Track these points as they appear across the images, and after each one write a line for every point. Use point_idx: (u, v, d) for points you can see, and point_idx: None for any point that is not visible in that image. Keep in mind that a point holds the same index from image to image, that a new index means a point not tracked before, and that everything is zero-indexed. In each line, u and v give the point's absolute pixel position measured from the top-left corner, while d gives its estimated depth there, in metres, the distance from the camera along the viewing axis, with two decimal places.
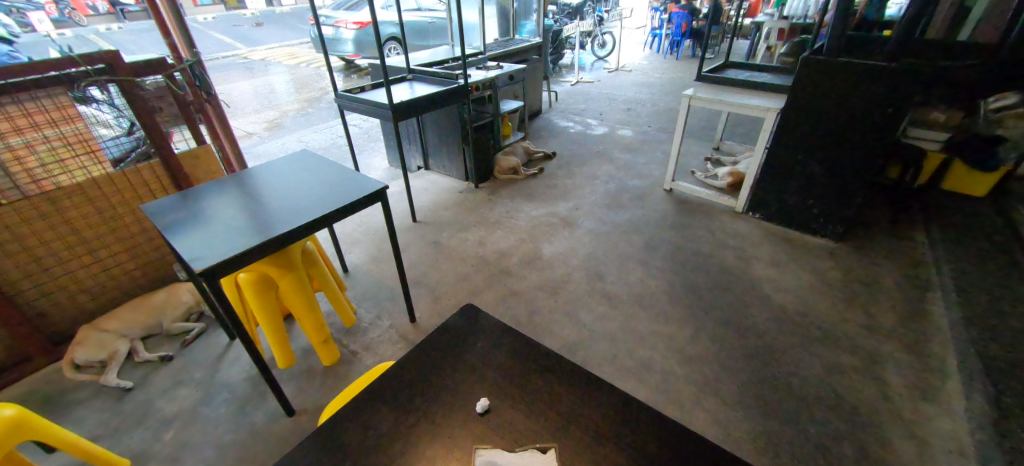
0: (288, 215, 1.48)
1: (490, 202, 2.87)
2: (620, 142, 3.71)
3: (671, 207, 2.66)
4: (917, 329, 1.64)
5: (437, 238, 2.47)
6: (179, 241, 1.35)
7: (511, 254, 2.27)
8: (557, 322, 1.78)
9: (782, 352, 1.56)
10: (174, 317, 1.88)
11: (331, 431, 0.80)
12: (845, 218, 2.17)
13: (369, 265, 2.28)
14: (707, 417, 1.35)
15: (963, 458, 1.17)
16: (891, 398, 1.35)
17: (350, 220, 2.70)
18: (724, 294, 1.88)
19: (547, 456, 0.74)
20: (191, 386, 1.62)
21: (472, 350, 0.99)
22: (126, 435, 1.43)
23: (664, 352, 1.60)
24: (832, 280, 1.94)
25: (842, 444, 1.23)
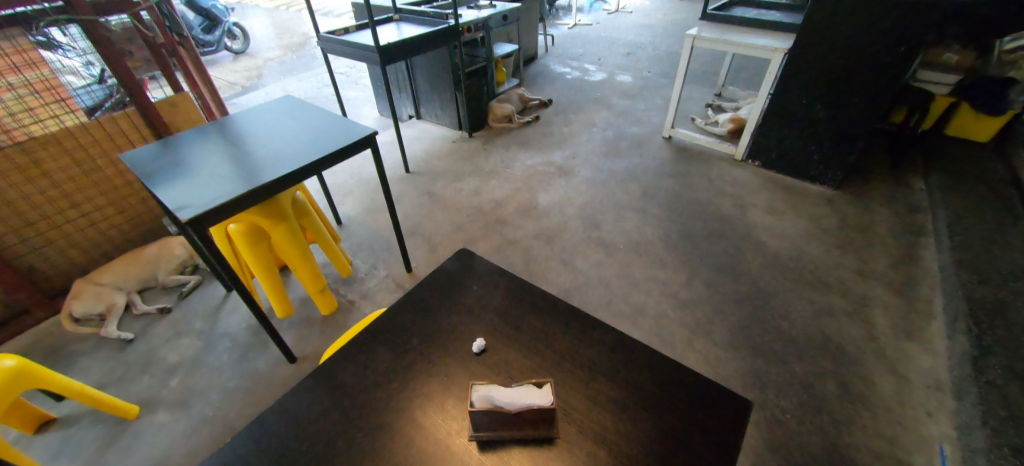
0: (273, 162, 1.42)
1: (484, 151, 2.79)
2: (618, 87, 3.56)
3: (670, 155, 2.60)
4: (907, 273, 1.66)
5: (431, 188, 2.42)
6: (163, 190, 1.31)
7: (506, 203, 2.24)
8: (553, 270, 1.79)
9: (774, 296, 1.59)
10: (169, 269, 1.86)
11: (330, 373, 0.81)
12: (846, 164, 2.12)
13: (363, 216, 2.25)
14: (699, 357, 1.39)
15: (940, 392, 1.23)
16: (876, 338, 1.40)
17: (342, 171, 2.63)
18: (720, 241, 1.89)
19: (545, 389, 0.67)
20: (192, 335, 1.64)
21: (468, 294, 0.98)
22: (132, 383, 1.47)
23: (658, 297, 1.63)
24: (828, 227, 1.95)
25: (826, 381, 1.28)
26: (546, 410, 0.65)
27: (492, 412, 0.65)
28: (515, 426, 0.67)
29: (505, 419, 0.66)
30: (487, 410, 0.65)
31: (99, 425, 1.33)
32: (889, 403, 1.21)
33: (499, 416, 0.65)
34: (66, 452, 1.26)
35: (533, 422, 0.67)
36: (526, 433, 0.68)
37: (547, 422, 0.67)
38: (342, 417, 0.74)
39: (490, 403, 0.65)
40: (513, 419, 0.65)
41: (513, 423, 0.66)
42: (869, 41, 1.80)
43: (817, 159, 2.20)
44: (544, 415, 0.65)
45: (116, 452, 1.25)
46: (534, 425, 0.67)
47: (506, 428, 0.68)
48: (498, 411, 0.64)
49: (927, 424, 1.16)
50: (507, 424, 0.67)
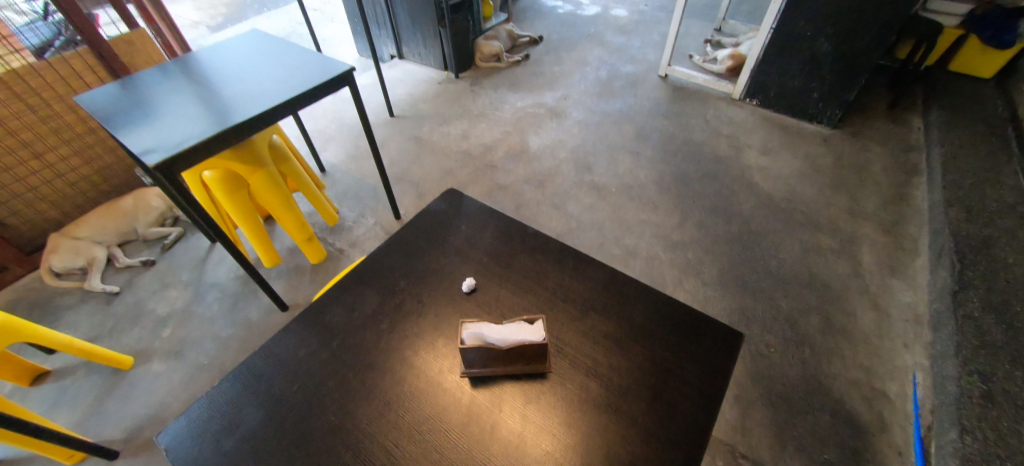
0: (243, 102, 1.31)
1: (471, 93, 2.63)
2: (613, 21, 3.32)
3: (666, 94, 2.49)
4: (896, 211, 1.67)
5: (417, 132, 2.31)
6: (126, 134, 1.21)
7: (496, 147, 2.15)
8: (544, 214, 1.76)
9: (764, 236, 1.59)
10: (148, 222, 1.78)
11: (317, 315, 0.80)
12: (846, 102, 2.05)
13: (346, 163, 2.15)
14: (688, 296, 1.42)
15: (917, 324, 1.29)
16: (861, 275, 1.43)
17: (321, 116, 2.48)
18: (713, 182, 1.86)
19: (537, 325, 0.66)
20: (180, 286, 1.62)
21: (457, 235, 0.95)
22: (124, 334, 1.46)
23: (649, 239, 1.62)
24: (822, 167, 1.92)
25: (809, 316, 1.32)
26: (538, 345, 0.65)
27: (483, 349, 0.64)
28: (507, 362, 0.67)
29: (497, 355, 0.66)
30: (478, 347, 0.64)
31: (95, 375, 1.33)
32: (869, 335, 1.26)
33: (490, 352, 0.65)
34: (65, 401, 1.28)
35: (524, 357, 0.67)
36: (518, 369, 0.69)
37: (539, 357, 0.67)
38: (332, 358, 0.73)
39: (481, 340, 0.64)
40: (505, 354, 0.65)
41: (505, 358, 0.66)
42: None
43: (817, 97, 2.12)
44: (536, 350, 0.65)
45: (117, 400, 1.27)
46: (526, 360, 0.68)
47: (499, 364, 0.68)
48: (490, 348, 0.64)
49: (903, 354, 1.22)
50: (499, 360, 0.67)
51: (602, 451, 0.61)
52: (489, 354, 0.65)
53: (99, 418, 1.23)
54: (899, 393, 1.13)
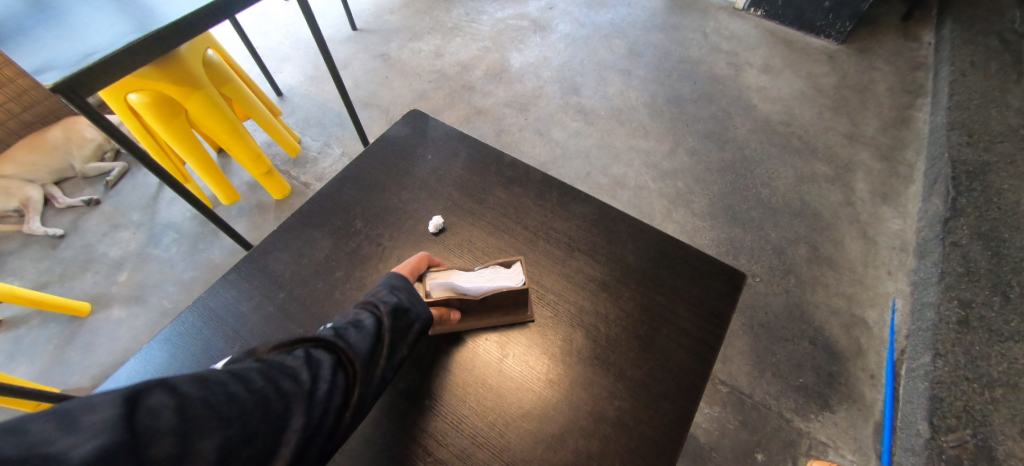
0: (160, 2, 1.07)
1: (444, 0, 2.30)
2: None
3: (663, 3, 2.21)
4: (895, 136, 1.60)
5: (383, 49, 2.03)
6: (16, 46, 0.98)
7: (474, 66, 1.92)
8: (528, 141, 1.63)
9: (758, 164, 1.52)
10: (85, 156, 1.59)
11: (266, 264, 0.71)
12: (859, 13, 1.85)
13: (305, 86, 1.91)
14: (676, 228, 1.37)
15: (902, 252, 1.28)
16: (853, 203, 1.40)
17: (271, 30, 2.14)
18: (709, 105, 1.72)
19: (515, 269, 0.59)
20: (131, 228, 1.49)
21: (424, 167, 0.84)
22: (76, 281, 1.36)
23: (639, 168, 1.53)
24: (824, 87, 1.79)
25: (797, 245, 1.30)
26: (519, 293, 0.58)
27: (455, 298, 0.57)
28: (486, 312, 0.62)
29: (471, 304, 0.59)
30: (449, 297, 0.57)
31: (51, 324, 1.25)
32: (854, 264, 1.26)
33: (462, 301, 0.58)
34: (23, 352, 1.21)
35: (504, 306, 0.61)
36: (498, 320, 0.64)
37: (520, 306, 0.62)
38: (280, 312, 0.65)
39: (452, 289, 0.57)
40: (483, 302, 0.59)
41: (482, 307, 0.60)
42: None
43: (829, 6, 1.90)
44: (514, 296, 0.59)
45: (80, 348, 1.21)
46: (506, 311, 0.62)
47: (474, 315, 0.62)
48: (462, 297, 0.57)
49: (885, 282, 1.22)
50: (474, 309, 0.61)
51: (586, 408, 0.58)
52: (462, 303, 0.59)
53: (64, 366, 1.18)
54: (876, 320, 1.16)
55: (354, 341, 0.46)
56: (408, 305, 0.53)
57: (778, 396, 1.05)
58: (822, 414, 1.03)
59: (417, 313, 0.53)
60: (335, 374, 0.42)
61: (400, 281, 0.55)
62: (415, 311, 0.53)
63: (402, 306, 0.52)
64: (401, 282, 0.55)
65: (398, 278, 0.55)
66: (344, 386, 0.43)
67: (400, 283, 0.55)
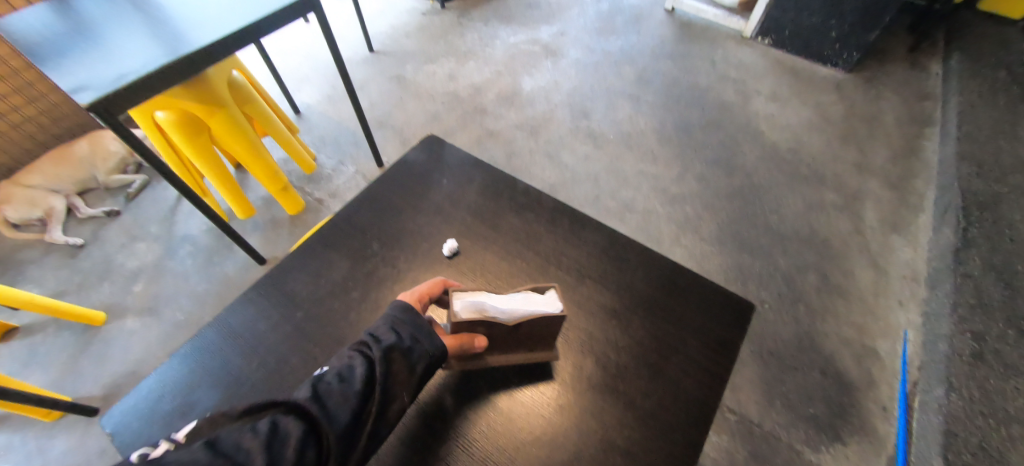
0: (191, 28, 1.13)
1: (459, 26, 2.38)
2: None
3: (672, 32, 2.27)
4: (904, 166, 1.60)
5: (400, 71, 2.10)
6: (55, 67, 1.04)
7: (486, 89, 1.98)
8: (537, 164, 1.66)
9: (766, 190, 1.53)
10: (108, 169, 1.64)
11: (284, 283, 0.73)
12: (865, 44, 1.88)
13: (322, 105, 1.97)
14: (685, 253, 1.37)
15: (913, 282, 1.27)
16: (863, 232, 1.39)
17: (292, 51, 2.23)
18: (717, 132, 1.75)
19: (550, 295, 0.58)
20: (149, 240, 1.52)
21: (439, 191, 0.86)
22: (93, 291, 1.39)
23: (647, 192, 1.54)
24: (833, 116, 1.81)
25: (807, 273, 1.30)
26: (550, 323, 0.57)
27: (485, 322, 0.55)
28: (510, 345, 0.61)
29: (501, 333, 0.58)
30: (479, 322, 0.55)
31: (66, 333, 1.28)
32: (864, 293, 1.25)
33: (492, 325, 0.56)
34: (37, 360, 1.23)
35: (529, 337, 0.60)
36: (520, 358, 0.63)
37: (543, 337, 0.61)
38: (296, 332, 0.67)
39: (485, 314, 0.55)
40: (515, 330, 0.57)
41: (511, 335, 0.59)
42: None
43: (836, 37, 1.94)
44: (550, 322, 0.57)
45: (92, 358, 1.23)
46: (530, 347, 0.62)
47: (495, 346, 0.61)
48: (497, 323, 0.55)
49: (896, 312, 1.21)
50: (501, 336, 0.59)
51: (597, 435, 0.58)
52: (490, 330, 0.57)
53: (76, 376, 1.20)
54: (888, 351, 1.14)
55: (338, 403, 0.43)
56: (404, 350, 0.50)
57: (787, 427, 1.03)
58: (833, 447, 1.01)
59: (417, 356, 0.51)
60: (301, 448, 0.38)
61: (405, 315, 0.53)
62: (414, 355, 0.50)
63: (398, 350, 0.50)
64: (404, 319, 0.53)
65: (401, 315, 0.54)
66: (316, 458, 0.39)
67: (401, 322, 0.53)
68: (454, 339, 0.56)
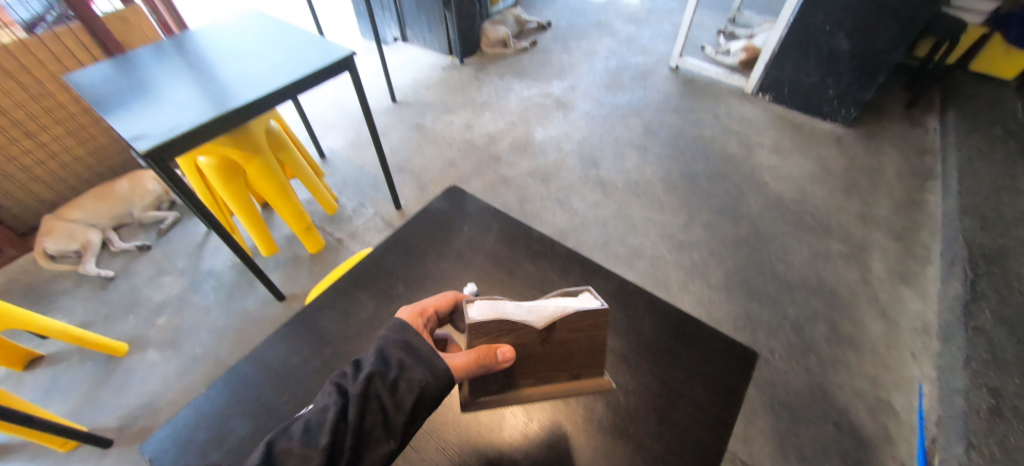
0: (239, 85, 1.26)
1: (476, 80, 2.57)
2: (625, 9, 3.21)
3: (676, 88, 2.42)
4: (908, 217, 1.63)
5: (420, 121, 2.25)
6: (115, 118, 1.16)
7: (500, 138, 2.10)
8: (548, 209, 1.73)
9: (772, 239, 1.56)
10: (144, 206, 1.74)
11: (312, 320, 0.77)
12: (862, 101, 1.98)
13: (347, 151, 2.10)
14: (692, 299, 1.39)
15: (925, 334, 1.27)
16: (871, 282, 1.40)
17: (323, 102, 2.42)
18: (721, 182, 1.81)
19: (581, 297, 0.56)
20: (175, 274, 1.59)
21: (460, 237, 0.92)
22: (118, 322, 1.44)
23: (655, 239, 1.59)
24: (834, 168, 1.87)
25: (816, 322, 1.30)
26: (592, 338, 0.55)
27: (513, 323, 0.52)
28: (546, 369, 0.58)
29: (534, 346, 0.55)
30: (501, 326, 0.52)
31: (89, 362, 1.32)
32: (876, 344, 1.24)
33: (519, 331, 0.53)
34: (58, 388, 1.26)
35: (567, 355, 0.57)
36: (558, 389, 0.59)
37: (581, 357, 0.57)
38: (322, 368, 0.70)
39: (508, 315, 0.52)
40: (547, 339, 0.54)
41: (546, 349, 0.55)
42: None
43: (833, 95, 2.05)
44: (584, 324, 0.54)
45: (110, 389, 1.26)
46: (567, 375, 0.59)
47: (528, 367, 0.57)
48: (524, 325, 0.53)
49: (910, 365, 1.20)
50: (528, 346, 0.54)
51: None
52: (518, 340, 0.54)
53: (92, 406, 1.23)
54: (903, 405, 1.12)
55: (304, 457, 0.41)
56: (389, 383, 0.47)
57: None
58: None
59: (404, 389, 0.47)
60: None
61: (394, 343, 0.51)
62: (401, 388, 0.47)
63: (381, 384, 0.47)
64: (392, 346, 0.50)
65: (398, 346, 0.51)
66: None
67: (389, 350, 0.50)
68: (472, 354, 0.51)
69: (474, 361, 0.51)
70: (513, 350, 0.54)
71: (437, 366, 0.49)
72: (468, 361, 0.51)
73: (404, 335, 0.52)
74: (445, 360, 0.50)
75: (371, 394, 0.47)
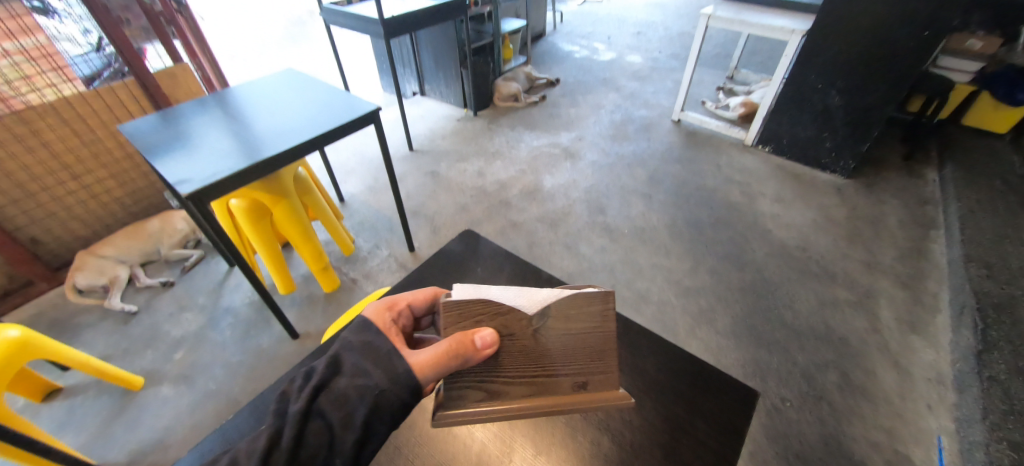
0: (275, 136, 1.38)
1: (489, 131, 2.74)
2: (629, 68, 3.44)
3: (679, 140, 2.54)
4: (914, 266, 1.65)
5: (435, 168, 2.38)
6: (163, 164, 1.27)
7: (510, 185, 2.21)
8: (556, 253, 1.78)
9: (778, 285, 1.58)
10: (171, 244, 1.83)
11: None
12: (858, 153, 2.06)
13: (366, 195, 2.22)
14: (701, 345, 1.40)
15: (940, 385, 1.25)
16: (880, 331, 1.41)
17: (345, 149, 2.58)
18: (725, 229, 1.86)
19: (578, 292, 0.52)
20: (195, 310, 1.65)
21: (473, 277, 0.97)
22: (137, 357, 1.48)
23: (662, 284, 1.62)
24: (836, 217, 1.91)
25: (827, 371, 1.30)
26: (598, 333, 0.50)
27: (497, 306, 0.49)
28: (546, 373, 0.51)
29: (526, 339, 0.50)
30: (482, 309, 0.49)
31: (105, 396, 1.35)
32: (890, 395, 1.23)
33: (505, 316, 0.49)
34: (73, 422, 1.29)
35: (567, 355, 0.50)
36: (566, 399, 0.51)
37: (582, 358, 0.51)
38: None
39: (491, 297, 0.49)
40: (539, 329, 0.49)
41: (538, 342, 0.50)
42: (890, 23, 1.72)
43: (830, 148, 2.14)
44: (581, 312, 0.49)
45: (124, 424, 1.28)
46: (574, 381, 0.51)
47: (524, 369, 0.51)
48: (514, 309, 0.49)
49: (927, 418, 1.18)
50: (519, 337, 0.49)
51: None
52: (506, 328, 0.49)
53: (105, 441, 1.24)
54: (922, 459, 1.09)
55: None
56: (336, 397, 0.46)
57: None
58: None
59: (355, 400, 0.46)
60: None
61: (349, 347, 0.50)
62: (351, 400, 0.46)
63: (327, 398, 0.46)
64: (347, 351, 0.50)
65: (352, 357, 0.49)
66: None
67: (342, 356, 0.49)
68: (446, 342, 0.47)
69: (445, 351, 0.47)
70: (496, 336, 0.48)
71: (398, 367, 0.47)
72: (435, 351, 0.47)
73: (362, 337, 0.51)
74: (406, 359, 0.48)
75: (316, 411, 0.45)
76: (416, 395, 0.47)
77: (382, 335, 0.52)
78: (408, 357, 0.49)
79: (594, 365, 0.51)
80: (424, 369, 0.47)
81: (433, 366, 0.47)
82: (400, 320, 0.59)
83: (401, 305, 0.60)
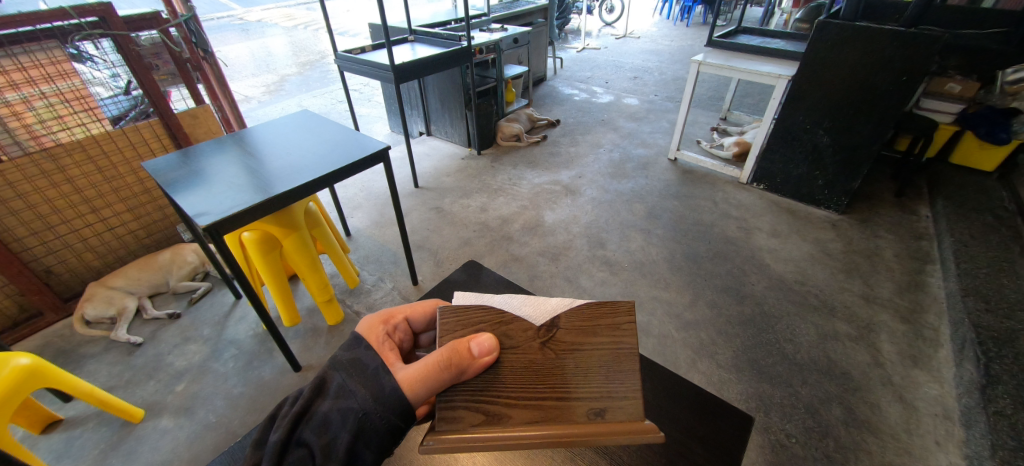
0: (290, 174, 1.45)
1: (493, 168, 2.84)
2: (626, 110, 3.62)
3: (675, 177, 2.63)
4: (912, 299, 1.66)
5: (439, 203, 2.46)
6: (180, 199, 1.32)
7: (512, 220, 2.28)
8: (557, 287, 1.81)
9: (778, 319, 1.59)
10: (180, 275, 1.87)
11: None
12: (850, 190, 2.12)
13: (372, 229, 2.28)
14: (703, 379, 1.40)
15: (947, 421, 1.25)
16: (883, 364, 1.41)
17: (353, 184, 2.69)
18: (724, 263, 1.90)
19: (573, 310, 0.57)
20: (200, 342, 1.66)
21: None
22: (139, 387, 1.48)
23: (662, 317, 1.63)
24: (833, 251, 1.95)
25: (832, 405, 1.30)
26: (615, 350, 0.50)
27: (498, 318, 0.53)
28: (562, 399, 0.47)
29: (533, 349, 0.51)
30: (483, 318, 0.53)
31: (105, 427, 1.35)
32: (896, 430, 1.23)
33: (503, 326, 0.53)
34: (71, 452, 1.28)
35: (584, 375, 0.48)
36: (589, 431, 0.44)
37: (597, 376, 0.48)
38: None
39: (492, 308, 0.54)
40: (548, 340, 0.51)
41: (546, 356, 0.50)
42: (872, 68, 1.83)
43: (822, 184, 2.21)
44: (588, 323, 0.51)
45: (121, 456, 1.27)
46: (595, 410, 0.46)
47: (532, 389, 0.49)
48: (518, 319, 0.53)
49: (935, 453, 1.17)
50: (524, 349, 0.51)
51: None
52: (510, 337, 0.52)
53: None
54: None
55: None
56: (318, 423, 0.44)
57: None
58: None
59: (338, 425, 0.43)
60: None
61: (336, 367, 0.48)
62: (334, 425, 0.43)
63: (310, 425, 0.44)
64: (333, 371, 0.48)
65: (339, 380, 0.47)
66: None
67: (327, 376, 0.47)
68: (442, 352, 0.48)
69: (437, 360, 0.48)
70: (495, 343, 0.50)
71: (385, 385, 0.46)
72: (426, 361, 0.47)
73: (351, 354, 0.50)
74: (395, 376, 0.48)
75: (296, 441, 0.43)
76: (405, 417, 0.46)
77: (370, 352, 0.50)
78: (397, 372, 0.49)
79: (612, 389, 0.47)
80: (413, 382, 0.47)
81: (423, 378, 0.47)
82: (395, 334, 0.62)
83: (397, 318, 0.63)
